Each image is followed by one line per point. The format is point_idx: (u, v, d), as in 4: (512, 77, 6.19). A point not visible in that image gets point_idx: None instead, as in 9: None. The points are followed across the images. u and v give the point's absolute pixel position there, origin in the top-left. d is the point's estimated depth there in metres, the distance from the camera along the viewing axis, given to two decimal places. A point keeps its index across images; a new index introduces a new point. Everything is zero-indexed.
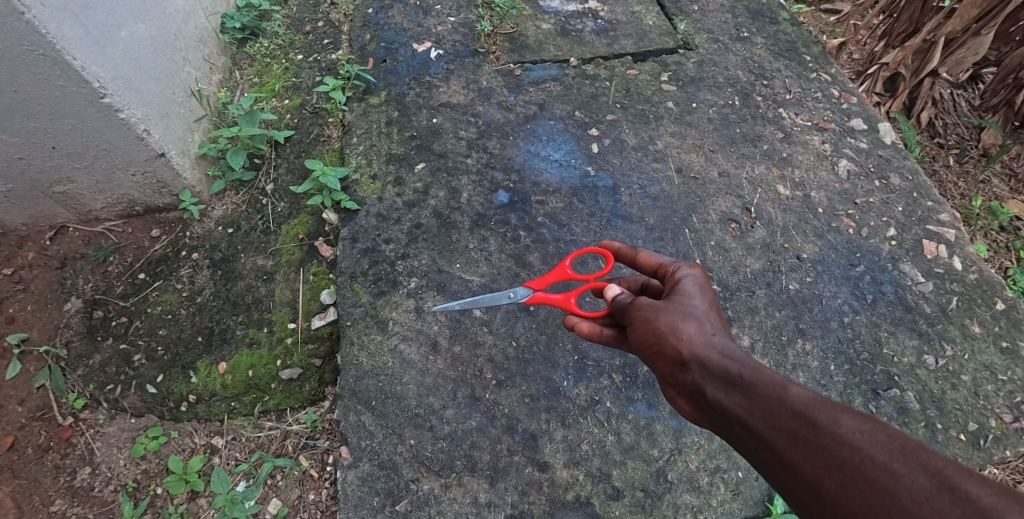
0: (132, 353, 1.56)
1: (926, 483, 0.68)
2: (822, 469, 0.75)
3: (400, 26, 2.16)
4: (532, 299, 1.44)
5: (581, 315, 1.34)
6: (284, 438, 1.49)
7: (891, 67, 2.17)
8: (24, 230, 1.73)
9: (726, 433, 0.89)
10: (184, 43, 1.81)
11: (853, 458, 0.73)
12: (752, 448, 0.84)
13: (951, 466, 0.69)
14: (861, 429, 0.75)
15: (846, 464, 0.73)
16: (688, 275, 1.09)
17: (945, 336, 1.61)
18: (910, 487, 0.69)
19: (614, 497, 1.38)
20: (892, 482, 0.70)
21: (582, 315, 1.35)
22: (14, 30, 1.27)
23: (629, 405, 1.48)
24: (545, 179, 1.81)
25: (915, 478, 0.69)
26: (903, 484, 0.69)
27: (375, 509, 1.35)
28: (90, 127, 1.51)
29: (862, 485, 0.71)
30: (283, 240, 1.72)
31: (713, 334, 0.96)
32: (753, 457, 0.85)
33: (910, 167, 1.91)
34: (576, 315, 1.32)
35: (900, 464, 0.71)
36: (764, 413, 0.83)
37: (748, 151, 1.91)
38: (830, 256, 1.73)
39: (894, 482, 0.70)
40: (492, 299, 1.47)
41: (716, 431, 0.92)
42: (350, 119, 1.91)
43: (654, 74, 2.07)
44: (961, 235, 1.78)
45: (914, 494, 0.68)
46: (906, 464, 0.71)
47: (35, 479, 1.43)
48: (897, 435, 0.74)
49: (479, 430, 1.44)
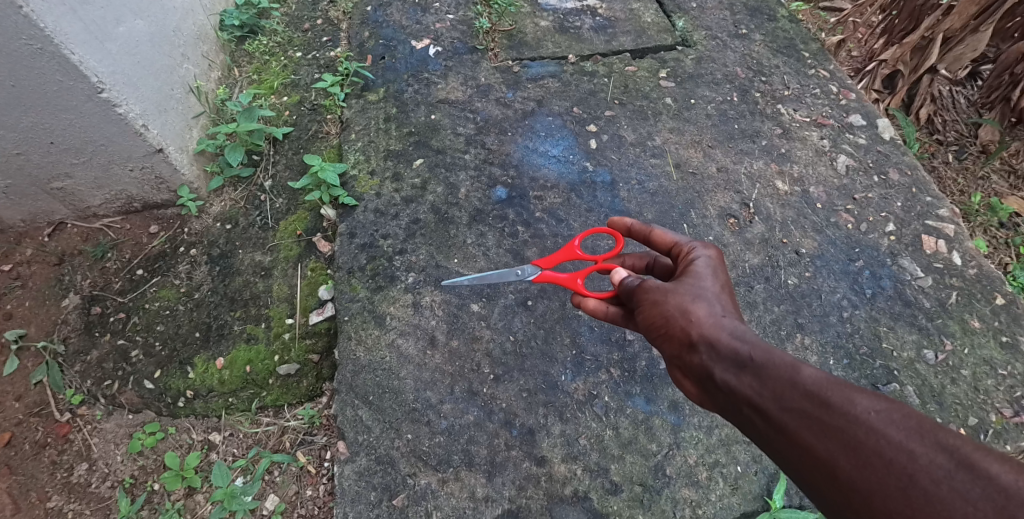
0: (130, 348, 1.56)
1: (944, 462, 0.68)
2: (837, 450, 0.75)
3: (399, 24, 2.16)
4: (539, 278, 1.43)
5: (586, 294, 1.35)
6: (281, 434, 1.48)
7: (890, 64, 2.17)
8: (23, 226, 1.74)
9: (736, 416, 0.89)
10: (182, 40, 1.81)
11: (869, 439, 0.73)
12: (764, 430, 0.84)
13: (968, 444, 0.69)
14: (877, 409, 0.75)
15: (862, 445, 0.73)
16: (701, 256, 1.09)
17: (944, 331, 1.61)
18: (928, 466, 0.69)
19: (612, 491, 1.38)
20: (910, 462, 0.70)
21: (587, 295, 1.34)
22: (12, 24, 1.27)
23: (628, 400, 1.48)
24: (543, 174, 1.81)
25: (933, 457, 0.69)
26: (921, 464, 0.69)
27: (372, 504, 1.34)
28: (88, 123, 1.51)
29: (879, 466, 0.71)
30: (281, 236, 1.72)
31: (723, 316, 0.96)
32: (764, 440, 0.85)
33: (909, 163, 1.90)
34: (582, 294, 1.33)
35: (918, 443, 0.71)
36: (775, 395, 0.83)
37: (747, 147, 1.91)
38: (830, 251, 1.72)
39: (913, 462, 0.70)
40: (500, 275, 1.47)
41: (724, 414, 0.92)
42: (348, 116, 1.92)
43: (652, 70, 2.07)
44: (960, 230, 1.77)
45: (934, 474, 0.68)
46: (923, 444, 0.71)
47: (32, 475, 1.42)
48: (912, 414, 0.74)
49: (476, 424, 1.44)
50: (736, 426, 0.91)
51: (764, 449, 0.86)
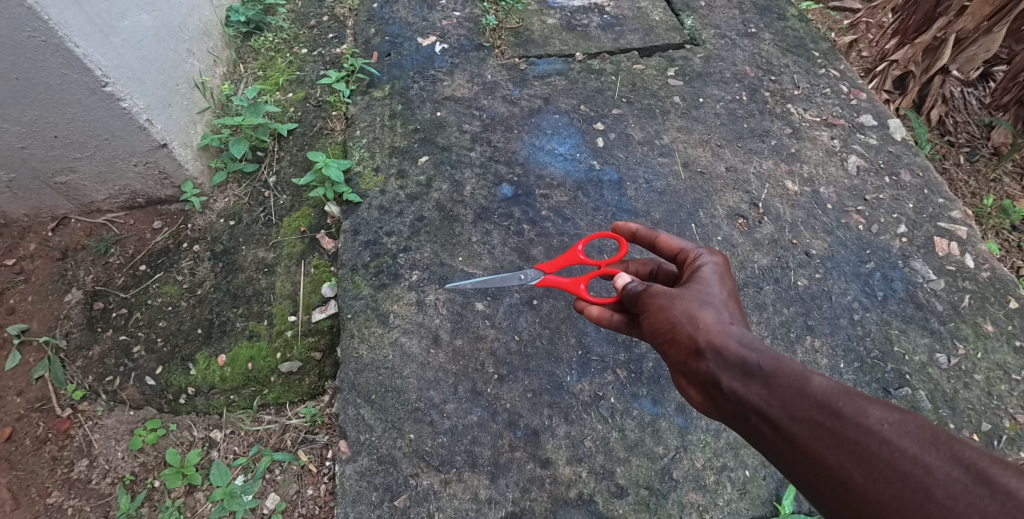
0: (132, 344, 1.55)
1: (961, 476, 0.66)
2: (848, 462, 0.72)
3: (405, 21, 2.15)
4: (541, 283, 1.42)
5: (589, 301, 1.33)
6: (282, 432, 1.47)
7: (901, 65, 2.14)
8: (26, 221, 1.73)
9: (743, 425, 0.87)
10: (188, 35, 1.81)
11: (882, 450, 0.71)
12: (772, 441, 0.82)
13: (986, 458, 0.66)
14: (890, 420, 0.72)
15: (875, 456, 0.71)
16: (708, 262, 1.07)
17: (957, 335, 1.58)
18: (944, 480, 0.66)
19: (618, 495, 1.35)
20: (924, 476, 0.67)
21: (589, 301, 1.32)
22: (16, 17, 1.26)
23: (634, 402, 1.46)
24: (549, 172, 1.79)
25: (949, 471, 0.66)
26: (936, 478, 0.67)
27: (373, 504, 1.33)
28: (92, 117, 1.50)
29: (892, 479, 0.69)
30: (284, 233, 1.70)
31: (731, 323, 0.93)
32: (772, 451, 0.82)
33: (921, 164, 1.87)
34: (584, 301, 1.31)
35: (933, 456, 0.68)
36: (784, 405, 0.80)
37: (756, 146, 1.89)
38: (840, 253, 1.70)
39: (928, 476, 0.67)
40: (502, 279, 1.45)
41: (730, 423, 0.90)
42: (353, 112, 1.90)
43: (660, 69, 2.05)
44: (973, 232, 1.74)
45: (949, 488, 0.65)
46: (939, 457, 0.68)
47: (31, 471, 1.41)
48: (926, 426, 0.71)
49: (480, 425, 1.42)
50: (742, 436, 0.88)
51: (772, 460, 0.84)
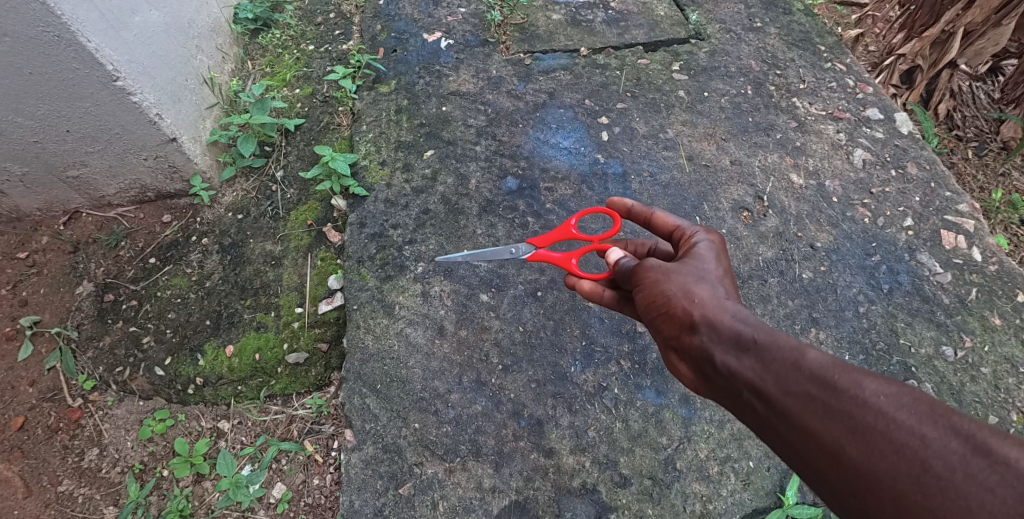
0: (142, 335, 1.57)
1: (958, 447, 0.67)
2: (844, 436, 0.73)
3: (411, 17, 2.17)
4: (532, 256, 1.43)
5: (580, 274, 1.34)
6: (288, 422, 1.48)
7: (908, 59, 2.12)
8: (38, 215, 1.76)
9: (733, 399, 0.87)
10: (196, 32, 1.83)
11: (878, 423, 0.72)
12: (765, 416, 0.82)
13: (984, 429, 0.68)
14: (885, 393, 0.73)
15: (872, 430, 0.72)
16: (703, 240, 1.08)
17: (964, 328, 1.57)
18: (940, 452, 0.68)
19: (621, 485, 1.36)
20: (921, 448, 0.69)
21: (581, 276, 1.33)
22: (30, 11, 1.29)
23: (638, 392, 1.46)
24: (554, 165, 1.80)
25: (946, 442, 0.68)
26: (933, 450, 0.68)
27: (377, 493, 1.34)
28: (104, 111, 1.53)
29: (888, 451, 0.70)
30: (291, 225, 1.73)
31: (726, 299, 0.94)
32: (762, 425, 0.83)
33: (928, 157, 1.87)
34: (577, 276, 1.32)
35: (929, 428, 0.70)
36: (777, 380, 0.80)
37: (761, 140, 1.89)
38: (845, 246, 1.69)
39: (925, 447, 0.69)
40: (494, 253, 1.46)
41: (720, 398, 0.90)
42: (360, 108, 1.92)
43: (665, 63, 2.05)
44: (980, 225, 1.73)
45: (947, 461, 0.67)
46: (935, 428, 0.70)
47: (43, 459, 1.43)
48: (922, 398, 0.72)
49: (484, 414, 1.42)
50: (733, 411, 0.88)
51: (762, 436, 0.84)
